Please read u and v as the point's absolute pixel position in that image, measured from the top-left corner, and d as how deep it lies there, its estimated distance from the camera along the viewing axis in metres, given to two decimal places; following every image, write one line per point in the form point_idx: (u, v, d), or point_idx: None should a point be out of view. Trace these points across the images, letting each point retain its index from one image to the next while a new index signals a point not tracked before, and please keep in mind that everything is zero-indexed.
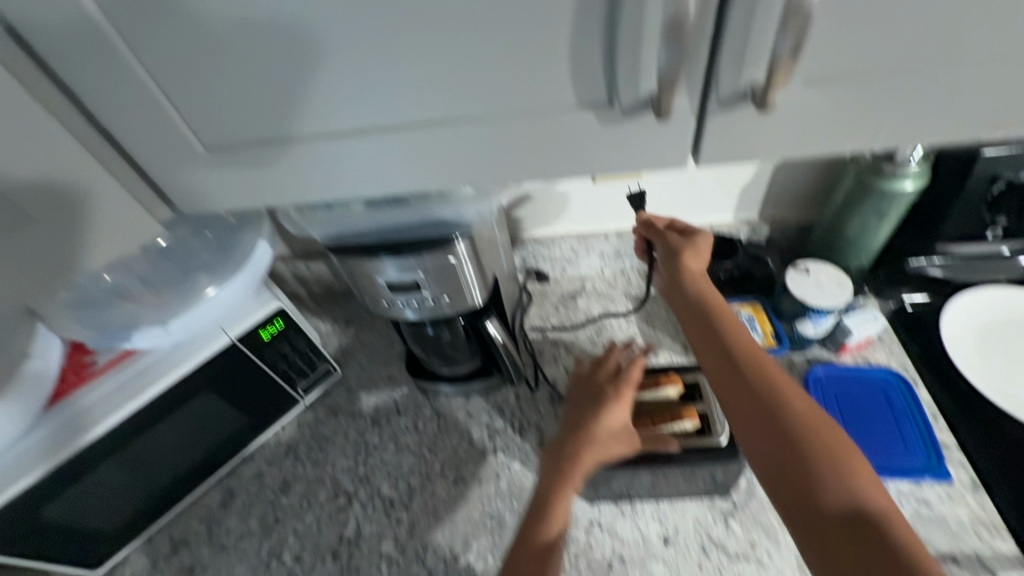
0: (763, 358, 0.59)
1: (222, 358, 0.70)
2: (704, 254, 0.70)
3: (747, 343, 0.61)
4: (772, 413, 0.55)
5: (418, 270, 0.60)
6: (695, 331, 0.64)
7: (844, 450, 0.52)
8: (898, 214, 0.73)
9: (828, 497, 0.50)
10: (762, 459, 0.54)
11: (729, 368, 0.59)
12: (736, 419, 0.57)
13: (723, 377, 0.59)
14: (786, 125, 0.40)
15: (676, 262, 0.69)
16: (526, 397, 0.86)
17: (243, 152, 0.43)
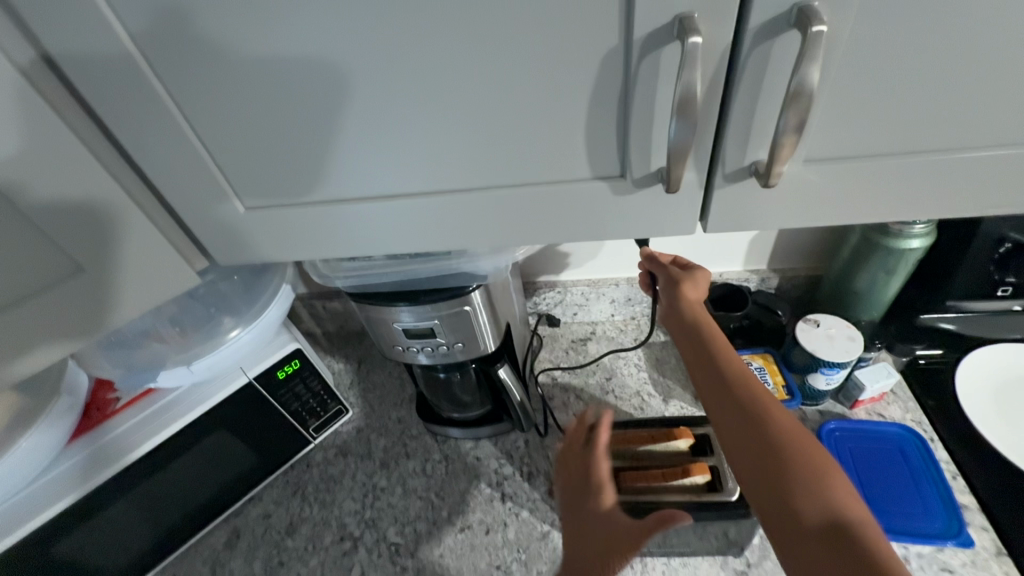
0: (759, 388, 0.56)
1: (240, 397, 0.72)
2: (704, 285, 0.67)
3: (744, 372, 0.58)
4: (763, 444, 0.52)
5: (434, 317, 0.62)
6: (688, 350, 0.63)
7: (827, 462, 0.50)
8: (905, 270, 0.75)
9: (808, 505, 0.48)
10: (746, 469, 0.52)
11: (724, 396, 0.57)
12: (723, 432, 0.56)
13: (717, 405, 0.57)
14: (791, 195, 0.42)
15: (674, 292, 0.67)
16: (535, 443, 0.86)
17: (278, 209, 0.46)
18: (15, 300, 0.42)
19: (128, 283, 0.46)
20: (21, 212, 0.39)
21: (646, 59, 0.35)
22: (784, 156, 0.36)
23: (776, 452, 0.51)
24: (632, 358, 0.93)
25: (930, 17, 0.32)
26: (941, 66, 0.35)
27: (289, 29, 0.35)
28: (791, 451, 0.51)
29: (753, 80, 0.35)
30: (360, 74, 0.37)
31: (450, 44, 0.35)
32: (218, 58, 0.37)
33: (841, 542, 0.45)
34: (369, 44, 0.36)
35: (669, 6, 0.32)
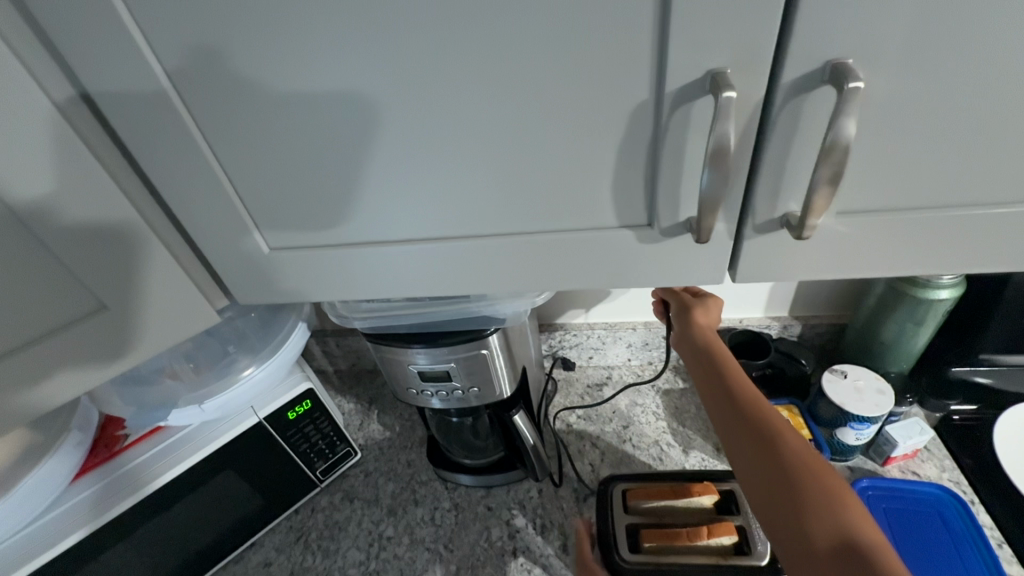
0: (770, 411, 0.58)
1: (249, 436, 0.71)
2: (716, 310, 0.67)
3: (755, 394, 0.59)
4: (774, 466, 0.54)
5: (450, 360, 0.61)
6: (698, 373, 0.64)
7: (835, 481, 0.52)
8: (935, 321, 0.73)
9: (816, 525, 0.50)
10: (757, 489, 0.54)
11: (732, 418, 0.58)
12: (735, 454, 0.57)
13: (728, 428, 0.59)
14: (822, 247, 0.41)
15: (685, 317, 0.68)
16: (549, 493, 0.82)
17: (303, 252, 0.46)
18: (35, 335, 0.42)
19: (149, 320, 0.46)
20: (50, 248, 0.40)
21: (677, 112, 0.35)
22: (819, 208, 0.35)
23: (787, 474, 0.53)
24: (650, 405, 0.90)
25: (967, 76, 0.33)
26: (978, 122, 0.34)
27: (328, 81, 0.36)
28: (801, 472, 0.53)
29: (785, 135, 0.35)
30: (394, 122, 0.38)
31: (485, 95, 0.36)
32: (257, 106, 0.38)
33: (847, 559, 0.48)
34: (405, 95, 0.36)
35: (702, 61, 0.33)
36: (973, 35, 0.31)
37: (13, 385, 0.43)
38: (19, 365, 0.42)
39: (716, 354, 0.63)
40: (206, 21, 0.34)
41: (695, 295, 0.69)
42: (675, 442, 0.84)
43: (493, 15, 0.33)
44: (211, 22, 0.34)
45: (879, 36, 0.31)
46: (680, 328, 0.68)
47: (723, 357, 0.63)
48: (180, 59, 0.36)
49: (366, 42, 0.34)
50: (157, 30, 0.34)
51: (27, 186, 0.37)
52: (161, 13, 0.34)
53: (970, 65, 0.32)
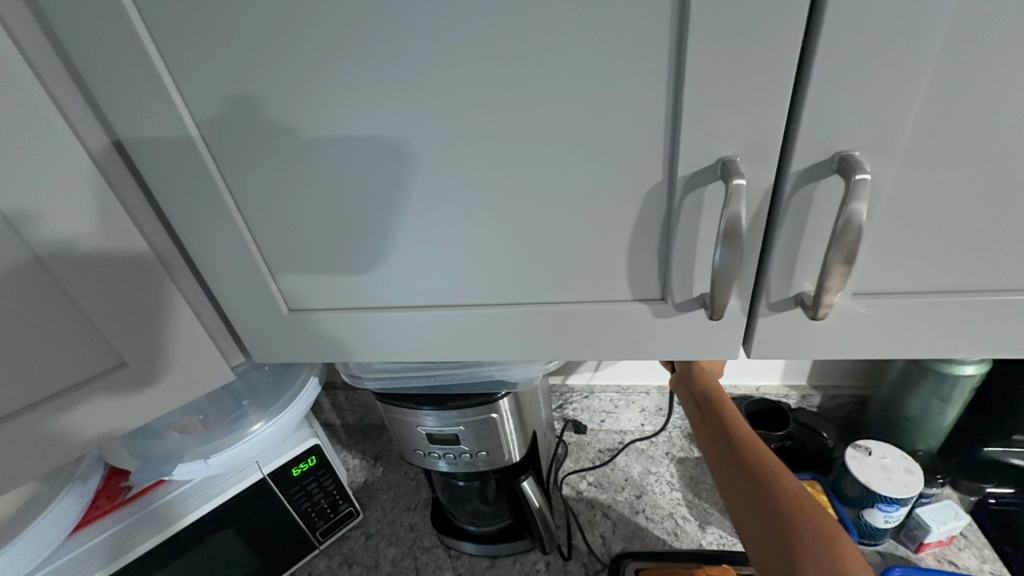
0: (780, 471, 0.54)
1: (252, 493, 0.70)
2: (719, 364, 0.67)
3: (761, 451, 0.56)
4: (780, 534, 0.50)
5: (459, 423, 0.61)
6: (698, 417, 0.63)
7: (833, 531, 0.49)
8: (963, 398, 0.70)
9: None
10: (753, 538, 0.52)
11: (737, 479, 0.56)
12: (732, 500, 0.56)
13: (732, 488, 0.56)
14: (839, 326, 0.41)
15: (688, 367, 0.67)
16: (557, 567, 0.78)
17: (322, 313, 0.48)
18: (55, 391, 0.43)
19: (165, 377, 0.47)
20: (79, 307, 0.41)
21: (689, 195, 0.36)
22: (835, 286, 0.36)
23: (781, 522, 0.51)
24: (664, 474, 0.86)
25: (978, 166, 0.33)
26: (991, 212, 0.35)
27: (359, 158, 0.39)
28: (809, 540, 0.49)
29: (796, 218, 0.36)
30: (419, 197, 0.40)
31: (507, 173, 0.38)
32: (292, 178, 0.40)
33: None
34: (431, 172, 0.39)
35: (712, 149, 0.34)
36: (978, 131, 0.32)
37: (27, 441, 0.43)
38: (35, 420, 0.43)
39: (718, 406, 0.61)
40: (253, 105, 0.37)
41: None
42: (691, 516, 0.80)
43: (513, 104, 0.35)
44: (255, 106, 0.37)
45: (885, 132, 0.33)
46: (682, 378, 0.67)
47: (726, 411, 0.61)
48: (226, 138, 0.39)
49: (396, 127, 0.37)
50: (205, 111, 0.38)
51: (66, 249, 0.39)
52: (213, 98, 0.37)
53: (978, 158, 0.33)
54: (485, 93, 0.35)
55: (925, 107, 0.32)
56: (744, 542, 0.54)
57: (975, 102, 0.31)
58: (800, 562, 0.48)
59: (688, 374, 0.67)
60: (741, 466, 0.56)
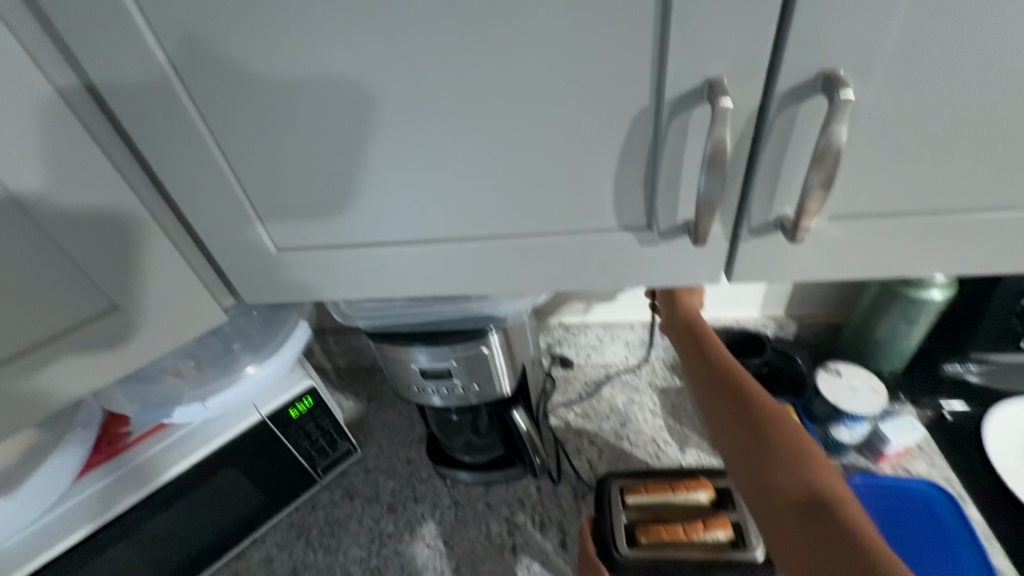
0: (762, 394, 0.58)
1: (252, 434, 0.72)
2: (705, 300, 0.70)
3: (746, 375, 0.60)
4: (764, 449, 0.54)
5: (450, 359, 0.62)
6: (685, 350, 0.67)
7: (805, 442, 0.53)
8: (928, 320, 0.74)
9: (785, 482, 0.51)
10: (733, 453, 0.56)
11: (723, 402, 0.59)
12: (715, 420, 0.59)
13: (719, 410, 0.59)
14: (815, 249, 0.42)
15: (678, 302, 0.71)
16: (547, 490, 0.83)
17: (309, 254, 0.47)
18: (48, 336, 0.43)
19: (158, 321, 0.47)
20: (60, 250, 0.40)
21: (676, 118, 0.36)
22: (814, 209, 0.37)
23: (759, 436, 0.55)
24: (647, 403, 0.91)
25: (961, 86, 0.34)
26: (967, 131, 0.36)
27: (338, 88, 0.37)
28: (789, 452, 0.53)
29: (779, 140, 0.37)
30: (403, 133, 0.39)
31: (494, 102, 0.37)
32: (270, 113, 0.39)
33: (820, 514, 0.48)
34: (417, 105, 0.38)
35: (700, 71, 0.34)
36: (963, 50, 0.32)
37: (26, 387, 0.43)
38: (30, 366, 0.43)
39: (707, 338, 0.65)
40: (217, 27, 0.35)
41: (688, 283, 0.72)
42: (671, 441, 0.85)
43: (495, 25, 0.34)
44: (223, 29, 0.35)
45: (871, 48, 0.32)
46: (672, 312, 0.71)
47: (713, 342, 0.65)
48: (200, 74, 0.37)
49: (375, 50, 0.35)
50: (171, 35, 0.36)
51: (39, 187, 0.38)
52: (178, 19, 0.35)
53: (960, 75, 0.33)
54: (467, 12, 0.33)
55: (912, 23, 0.32)
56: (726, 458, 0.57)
57: (963, 14, 0.31)
58: (783, 472, 0.52)
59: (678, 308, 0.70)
60: (723, 389, 0.60)
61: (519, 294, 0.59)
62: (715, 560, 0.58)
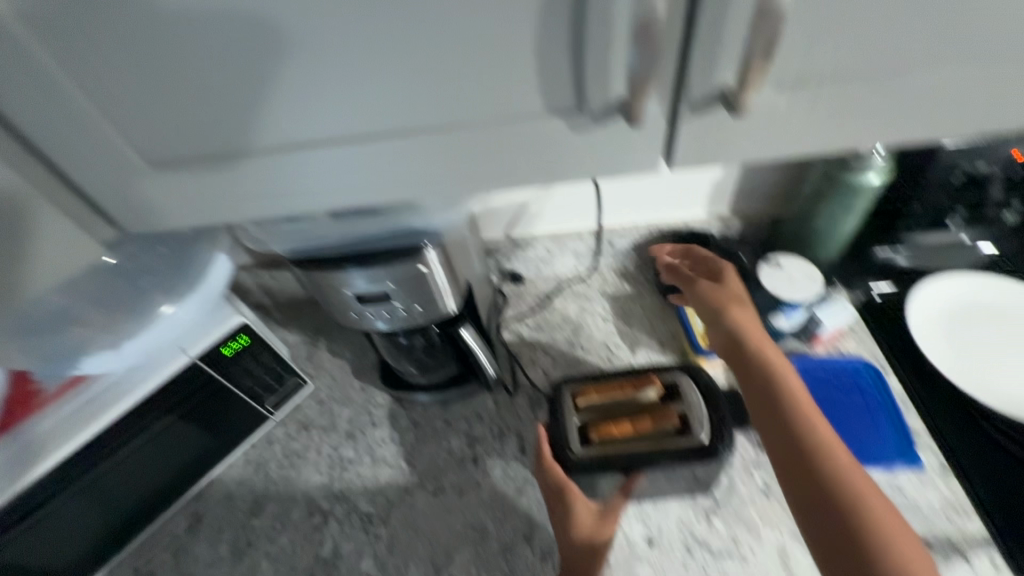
0: (805, 404, 0.57)
1: (184, 379, 0.67)
2: (742, 288, 0.69)
3: (788, 380, 0.60)
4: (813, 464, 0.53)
5: (388, 281, 0.58)
6: (743, 373, 0.62)
7: (879, 498, 0.51)
8: (863, 207, 0.75)
9: (867, 541, 0.48)
10: (803, 499, 0.52)
11: (769, 406, 0.58)
12: (781, 460, 0.55)
13: (761, 412, 0.58)
14: (757, 126, 0.39)
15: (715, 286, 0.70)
16: (504, 402, 0.84)
17: (197, 166, 0.41)
18: None
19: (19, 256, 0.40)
20: None
21: None
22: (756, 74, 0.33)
23: (835, 485, 0.51)
24: (598, 311, 0.91)
25: None
26: None
27: (240, 25, 0.33)
28: (833, 471, 0.52)
29: None
30: (306, 45, 0.34)
31: None
32: (151, 38, 0.33)
33: None
34: (324, 27, 0.33)
35: None
36: None
37: None
38: None
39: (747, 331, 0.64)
40: None
41: (725, 267, 0.72)
42: (622, 344, 0.87)
43: None
44: None
45: None
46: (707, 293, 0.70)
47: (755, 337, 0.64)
48: None
49: None
50: None
51: None
52: None
53: None
54: None
55: None
56: (792, 502, 0.53)
57: None
58: (828, 496, 0.51)
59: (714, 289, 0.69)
60: (792, 426, 0.56)
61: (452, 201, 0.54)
62: (660, 448, 0.61)
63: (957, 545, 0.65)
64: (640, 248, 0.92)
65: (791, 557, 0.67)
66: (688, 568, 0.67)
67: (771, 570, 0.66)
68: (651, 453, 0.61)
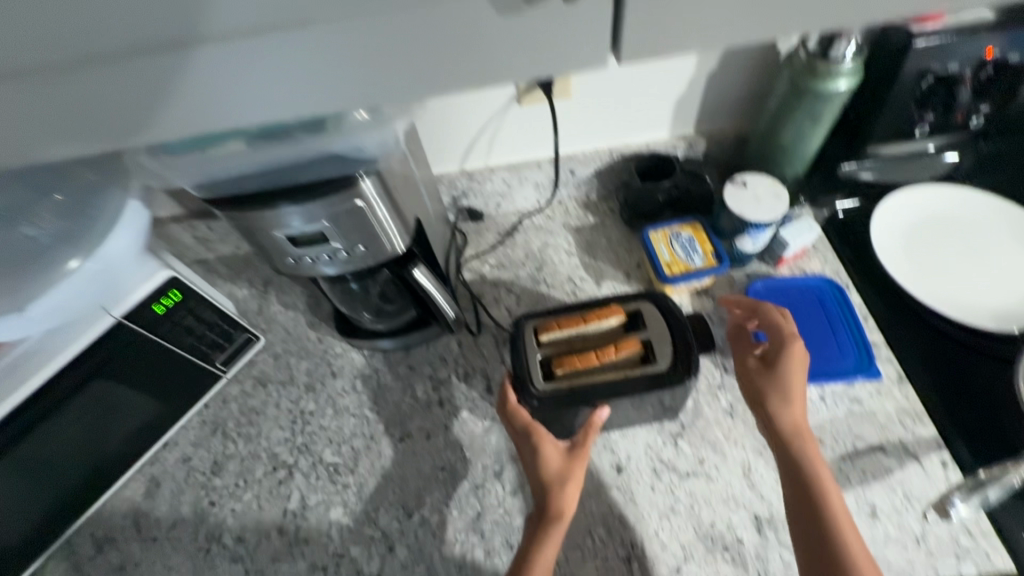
0: (844, 521, 0.54)
1: (110, 340, 0.62)
2: (801, 369, 0.61)
3: (831, 491, 0.56)
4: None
5: (324, 220, 0.53)
6: (782, 473, 0.59)
7: None
8: (831, 117, 0.72)
9: None
10: None
11: (805, 511, 0.56)
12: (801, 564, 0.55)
13: (797, 514, 0.56)
14: (716, 5, 0.34)
15: (767, 361, 0.63)
16: (468, 343, 0.82)
17: (24, 96, 0.32)
18: None
19: None
20: None
21: None
22: None
23: None
24: (562, 244, 0.87)
25: None
26: None
27: None
28: None
29: None
30: None
31: None
32: None
33: None
34: None
35: None
36: None
37: None
38: None
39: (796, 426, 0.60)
40: None
41: (786, 337, 0.63)
42: (588, 277, 0.84)
43: None
44: None
45: None
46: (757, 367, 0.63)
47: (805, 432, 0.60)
48: None
49: None
50: None
51: None
52: None
53: None
54: None
55: None
56: None
57: None
58: None
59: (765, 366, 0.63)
60: (818, 541, 0.54)
61: (382, 120, 0.47)
62: (625, 377, 0.60)
63: (910, 448, 0.68)
64: (603, 176, 0.88)
65: (755, 473, 0.68)
66: (656, 490, 0.68)
67: (735, 485, 0.68)
68: (617, 383, 0.60)
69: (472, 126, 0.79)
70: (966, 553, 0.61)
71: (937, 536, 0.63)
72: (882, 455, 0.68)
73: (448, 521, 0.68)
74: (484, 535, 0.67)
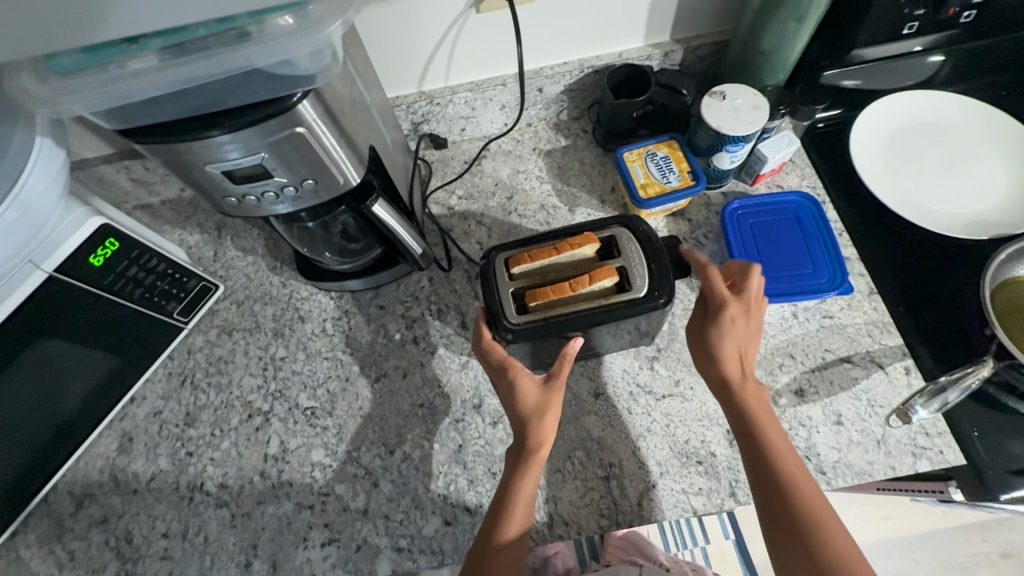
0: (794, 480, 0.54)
1: (42, 296, 0.57)
2: (735, 328, 0.59)
3: (776, 445, 0.56)
4: (789, 541, 0.51)
5: (263, 151, 0.47)
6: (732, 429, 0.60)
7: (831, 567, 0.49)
8: (817, 15, 0.66)
9: None
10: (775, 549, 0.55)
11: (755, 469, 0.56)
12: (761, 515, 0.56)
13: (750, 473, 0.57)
14: None
15: (701, 327, 0.61)
16: (440, 279, 0.79)
17: None
18: None
19: None
20: None
21: None
22: None
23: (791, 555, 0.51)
24: (533, 170, 0.83)
25: None
26: None
27: None
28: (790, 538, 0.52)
29: None
30: None
31: None
32: None
33: None
34: None
35: None
36: None
37: None
38: None
39: (734, 387, 0.58)
40: None
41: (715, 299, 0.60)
42: (561, 204, 0.80)
43: None
44: None
45: None
46: (696, 335, 0.61)
47: (746, 389, 0.58)
48: None
49: None
50: None
51: None
52: None
53: None
54: None
55: None
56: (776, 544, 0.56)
57: None
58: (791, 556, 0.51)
59: (701, 333, 0.61)
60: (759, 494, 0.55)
61: (309, 22, 0.41)
62: (601, 305, 0.58)
63: (876, 358, 0.70)
64: (573, 93, 0.82)
65: None
66: (633, 412, 0.70)
67: (709, 403, 0.70)
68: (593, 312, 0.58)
69: (426, 40, 0.71)
70: (922, 452, 0.65)
71: (896, 437, 0.66)
72: (849, 366, 0.70)
73: (430, 454, 0.69)
74: (466, 466, 0.68)
